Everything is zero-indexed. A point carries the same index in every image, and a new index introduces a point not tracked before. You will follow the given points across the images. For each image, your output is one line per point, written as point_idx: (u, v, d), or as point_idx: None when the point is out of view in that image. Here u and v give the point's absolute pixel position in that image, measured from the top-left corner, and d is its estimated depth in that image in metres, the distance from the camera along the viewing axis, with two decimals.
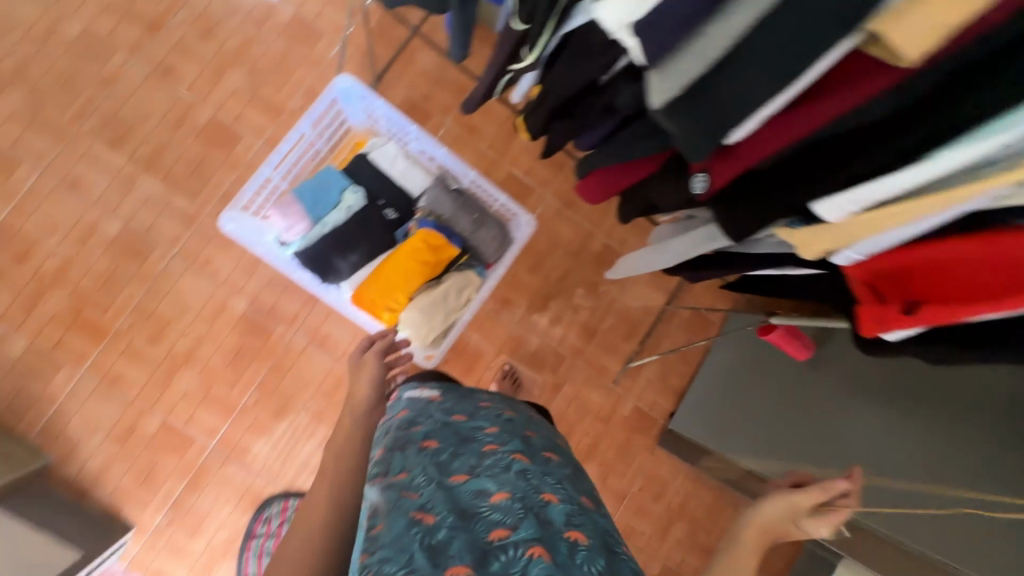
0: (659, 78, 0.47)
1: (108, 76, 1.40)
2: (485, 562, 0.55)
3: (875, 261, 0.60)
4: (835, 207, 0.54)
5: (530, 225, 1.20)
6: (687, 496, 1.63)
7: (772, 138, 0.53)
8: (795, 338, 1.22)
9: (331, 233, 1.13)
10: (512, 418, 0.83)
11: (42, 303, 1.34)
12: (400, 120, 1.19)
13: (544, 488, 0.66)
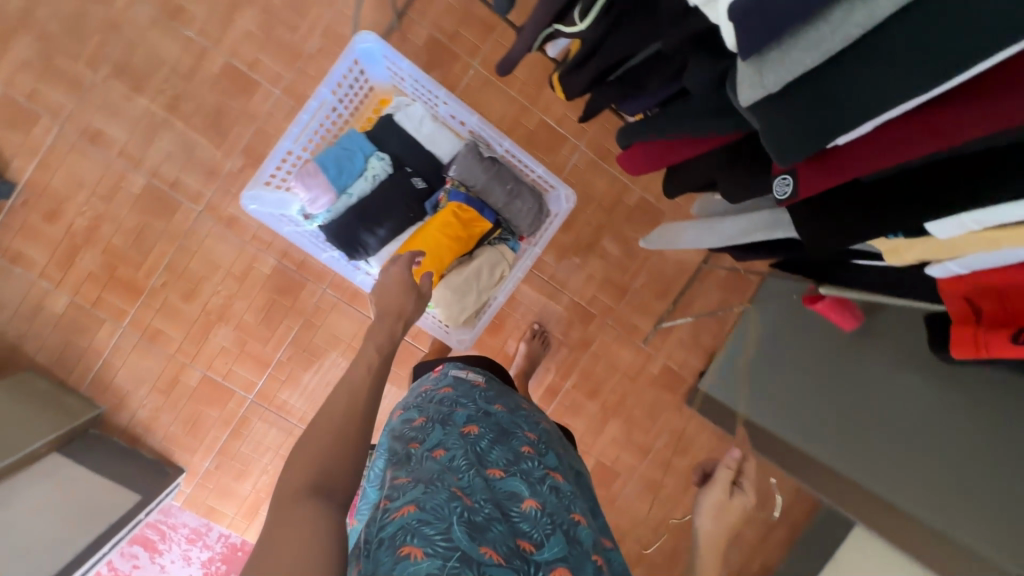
0: (749, 71, 0.46)
1: (114, 19, 1.31)
2: (512, 558, 0.53)
3: (981, 274, 0.57)
4: (954, 225, 0.51)
5: (570, 199, 1.14)
6: (712, 451, 1.65)
7: (888, 152, 0.49)
8: (843, 306, 1.11)
9: (355, 206, 1.07)
10: (547, 430, 0.84)
11: (77, 261, 1.36)
12: (428, 83, 1.09)
13: (574, 509, 0.65)
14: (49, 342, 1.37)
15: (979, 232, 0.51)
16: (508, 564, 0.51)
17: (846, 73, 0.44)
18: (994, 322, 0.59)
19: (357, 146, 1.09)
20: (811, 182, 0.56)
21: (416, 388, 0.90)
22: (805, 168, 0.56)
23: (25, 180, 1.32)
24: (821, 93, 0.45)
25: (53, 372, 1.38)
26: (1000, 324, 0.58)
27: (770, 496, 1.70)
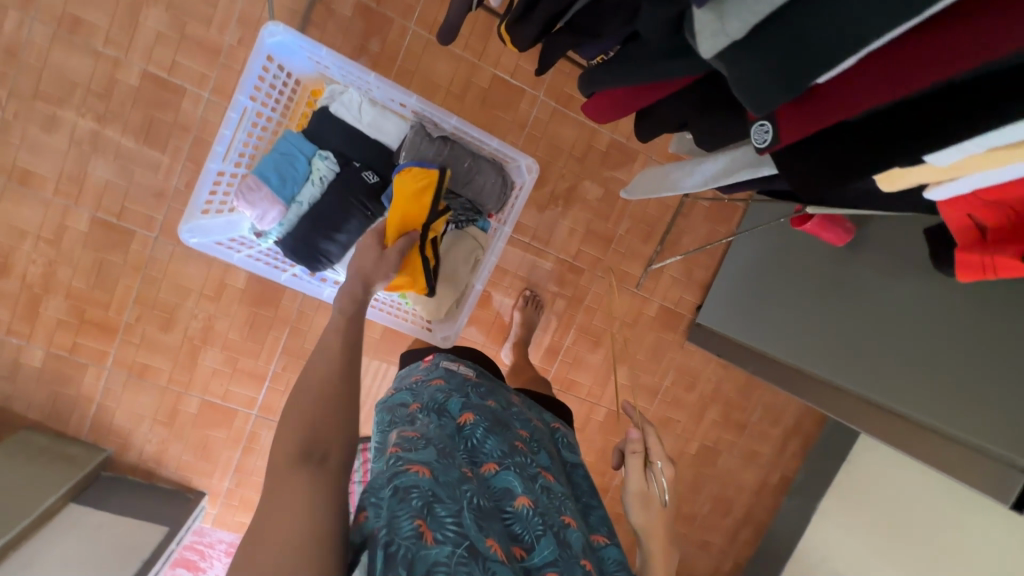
0: (710, 18, 0.44)
1: (8, 45, 1.19)
2: (505, 556, 0.55)
3: (982, 192, 0.52)
4: (954, 153, 0.46)
5: (532, 168, 1.08)
6: (718, 380, 1.68)
7: (876, 87, 0.45)
8: (834, 224, 1.09)
9: (308, 214, 1.01)
10: (538, 425, 0.84)
11: (43, 311, 1.30)
12: (355, 69, 0.99)
13: (565, 509, 0.66)
14: (37, 398, 1.33)
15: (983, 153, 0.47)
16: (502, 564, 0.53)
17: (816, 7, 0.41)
18: (1000, 236, 0.55)
19: (296, 148, 1.02)
20: (792, 127, 0.51)
21: (406, 376, 0.87)
22: (786, 111, 0.52)
23: None
24: (790, 34, 0.42)
25: (49, 426, 1.35)
26: (1005, 238, 0.55)
27: (781, 411, 1.74)
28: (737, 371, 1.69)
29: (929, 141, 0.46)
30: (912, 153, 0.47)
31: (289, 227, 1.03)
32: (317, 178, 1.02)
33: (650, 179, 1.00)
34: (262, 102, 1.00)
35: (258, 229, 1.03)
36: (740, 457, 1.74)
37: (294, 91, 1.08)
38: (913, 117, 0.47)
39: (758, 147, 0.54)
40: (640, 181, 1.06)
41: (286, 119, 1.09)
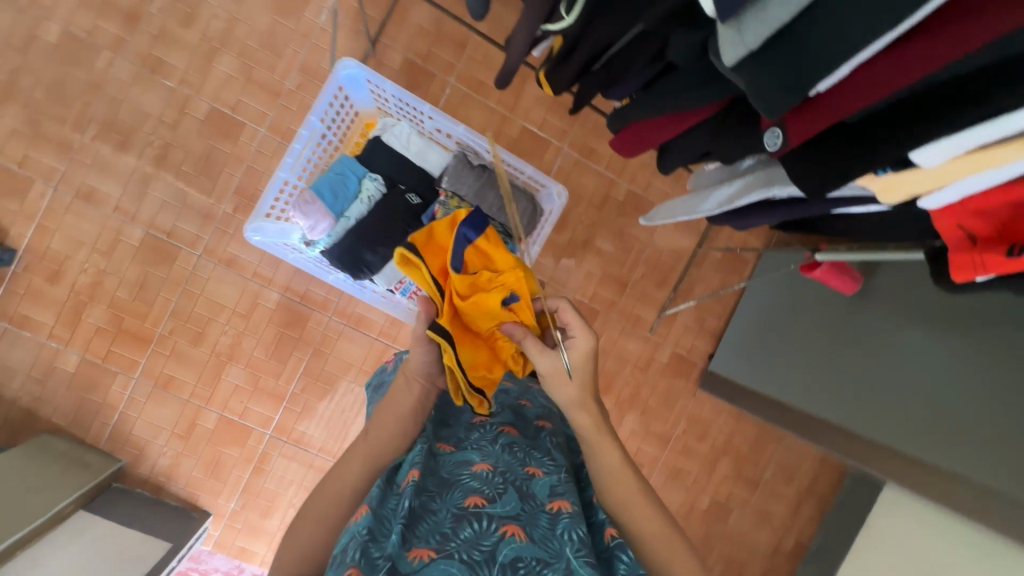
0: (728, 32, 0.46)
1: (96, 80, 1.34)
2: (454, 532, 0.53)
3: (970, 199, 0.56)
4: (939, 153, 0.50)
5: (562, 196, 1.17)
6: (730, 432, 1.67)
7: (871, 84, 0.47)
8: (842, 271, 1.15)
9: (356, 228, 1.09)
10: (507, 389, 0.86)
11: (84, 318, 1.37)
12: (412, 100, 1.12)
13: (530, 461, 0.65)
14: (63, 402, 1.38)
15: (966, 155, 0.51)
16: (445, 551, 0.51)
17: (820, 17, 0.43)
18: (990, 241, 0.57)
19: (349, 169, 1.12)
20: (799, 130, 0.54)
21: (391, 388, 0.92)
22: (791, 118, 0.55)
23: (25, 245, 1.34)
24: (800, 44, 0.44)
25: (70, 432, 1.38)
26: (996, 242, 0.56)
27: (795, 469, 1.71)
28: (749, 424, 1.68)
29: (918, 138, 0.48)
30: (903, 151, 0.50)
31: (338, 239, 1.11)
32: (366, 197, 1.10)
33: (670, 208, 1.08)
34: (326, 125, 1.12)
35: (307, 238, 1.11)
36: (753, 516, 1.69)
37: (351, 120, 1.19)
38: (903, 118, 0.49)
39: (769, 149, 0.58)
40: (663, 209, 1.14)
41: (342, 144, 1.20)
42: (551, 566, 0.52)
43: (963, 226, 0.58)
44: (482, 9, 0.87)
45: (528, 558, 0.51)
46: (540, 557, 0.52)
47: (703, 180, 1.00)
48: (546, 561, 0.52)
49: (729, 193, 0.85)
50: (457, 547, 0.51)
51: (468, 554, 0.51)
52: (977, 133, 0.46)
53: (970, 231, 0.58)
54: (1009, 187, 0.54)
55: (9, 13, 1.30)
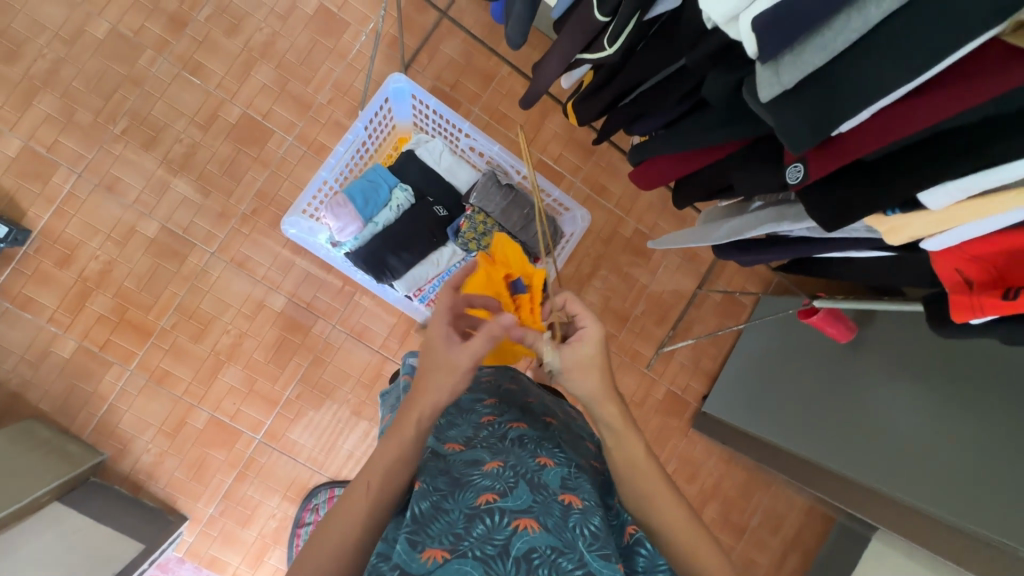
0: (766, 72, 0.52)
1: (136, 77, 1.39)
2: (467, 532, 0.53)
3: (967, 245, 0.62)
4: (945, 196, 0.55)
5: (583, 219, 1.22)
6: (719, 476, 1.67)
7: (885, 133, 0.53)
8: (837, 319, 1.22)
9: (384, 233, 1.14)
10: (512, 389, 0.86)
11: (88, 305, 1.37)
12: (452, 118, 1.18)
13: (541, 452, 0.66)
14: (53, 388, 1.35)
15: (967, 201, 0.55)
16: (458, 551, 0.51)
17: (848, 68, 0.48)
18: (985, 285, 0.62)
19: (382, 178, 1.16)
20: (820, 166, 0.59)
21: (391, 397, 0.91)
22: (814, 155, 0.59)
23: (40, 227, 1.35)
24: (830, 88, 0.50)
25: (54, 420, 1.35)
26: (991, 286, 0.62)
27: (782, 519, 1.71)
28: (738, 469, 1.68)
29: (925, 180, 0.53)
30: (912, 190, 0.54)
31: (365, 242, 1.16)
32: (396, 205, 1.16)
33: (678, 237, 1.13)
34: (367, 134, 1.17)
35: (335, 238, 1.14)
36: (738, 565, 1.67)
37: (388, 133, 1.24)
38: (915, 159, 0.54)
39: (788, 182, 0.63)
40: (671, 237, 1.19)
41: (376, 155, 1.25)
42: (566, 555, 0.52)
43: (960, 270, 0.64)
44: (521, 41, 0.94)
45: (542, 548, 0.51)
46: (554, 546, 0.52)
47: (711, 215, 1.06)
48: (561, 550, 0.52)
49: (738, 224, 0.89)
50: (470, 546, 0.51)
51: (481, 551, 0.51)
52: (977, 180, 0.51)
53: (966, 275, 0.63)
54: (1000, 237, 0.59)
55: (61, 7, 1.36)
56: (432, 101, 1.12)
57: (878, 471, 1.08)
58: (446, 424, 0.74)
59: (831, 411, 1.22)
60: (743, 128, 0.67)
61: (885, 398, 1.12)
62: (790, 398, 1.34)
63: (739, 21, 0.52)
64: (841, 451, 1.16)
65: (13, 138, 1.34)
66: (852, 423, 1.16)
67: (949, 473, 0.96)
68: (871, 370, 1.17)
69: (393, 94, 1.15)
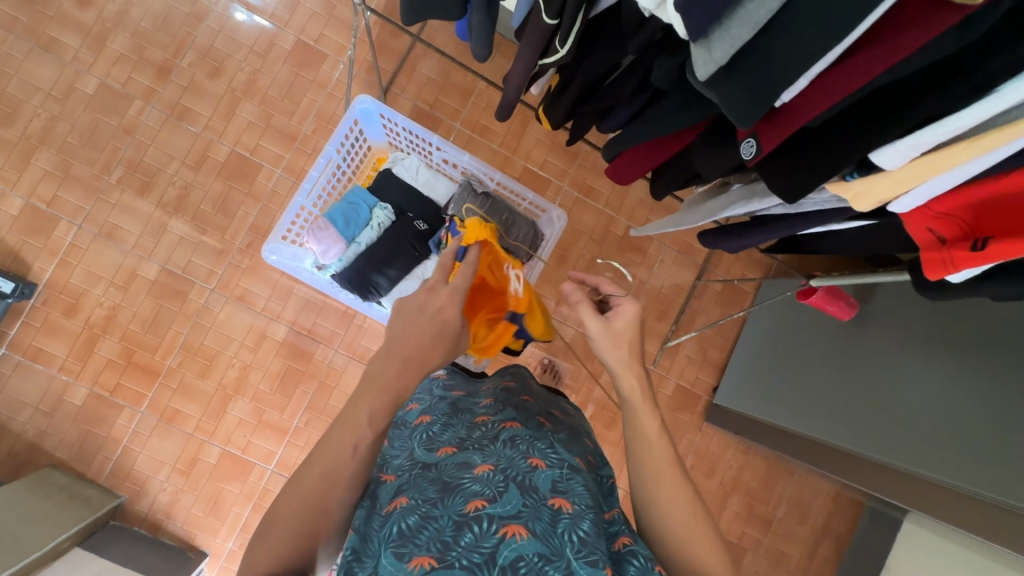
0: (699, 51, 0.52)
1: (127, 126, 1.44)
2: (454, 540, 0.48)
3: (933, 202, 0.61)
4: (896, 155, 0.56)
5: (561, 218, 1.22)
6: (739, 468, 1.63)
7: (827, 98, 0.53)
8: (837, 298, 1.23)
9: (367, 251, 1.15)
10: (509, 387, 0.79)
11: (96, 351, 1.40)
12: (421, 133, 1.19)
13: (533, 452, 0.59)
14: (68, 436, 1.38)
15: (921, 159, 0.56)
16: (446, 560, 0.46)
17: (776, 39, 0.49)
18: (957, 240, 0.60)
19: (361, 199, 1.18)
20: (770, 139, 0.60)
21: None
22: (763, 127, 0.61)
23: (45, 279, 1.39)
24: (762, 60, 0.51)
25: (72, 466, 1.38)
26: (961, 240, 0.60)
27: (809, 508, 1.66)
28: (757, 459, 1.65)
29: (871, 140, 0.56)
30: (862, 151, 0.56)
31: (349, 262, 1.18)
32: (376, 224, 1.17)
33: (663, 228, 1.13)
34: (340, 157, 1.19)
35: (319, 262, 1.15)
36: (767, 558, 1.63)
37: (361, 154, 1.27)
38: (860, 119, 0.57)
39: (744, 158, 0.65)
40: (654, 225, 1.20)
41: (352, 177, 1.28)
42: (553, 562, 0.47)
43: (932, 229, 0.62)
44: (485, 52, 0.95)
45: (530, 557, 0.47)
46: (542, 553, 0.47)
47: (691, 202, 1.05)
48: (548, 557, 0.47)
49: (715, 209, 0.89)
50: (458, 554, 0.46)
51: (468, 560, 0.46)
52: (924, 135, 0.53)
53: (939, 233, 0.62)
54: (965, 190, 0.58)
55: (53, 68, 1.42)
56: (400, 118, 1.14)
57: (914, 453, 1.00)
58: (439, 426, 0.67)
59: (862, 388, 1.14)
60: (702, 110, 0.67)
61: (914, 375, 1.05)
62: (801, 382, 1.31)
63: (666, 7, 0.53)
64: (873, 434, 1.09)
65: (15, 197, 1.39)
66: (886, 401, 1.08)
67: (987, 445, 0.89)
68: (903, 342, 1.10)
69: (361, 115, 1.17)
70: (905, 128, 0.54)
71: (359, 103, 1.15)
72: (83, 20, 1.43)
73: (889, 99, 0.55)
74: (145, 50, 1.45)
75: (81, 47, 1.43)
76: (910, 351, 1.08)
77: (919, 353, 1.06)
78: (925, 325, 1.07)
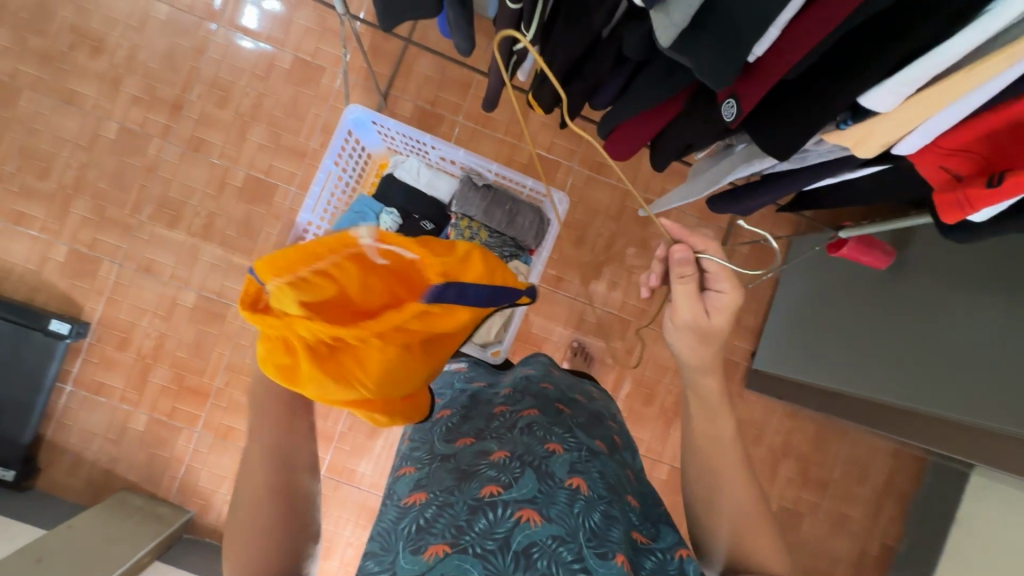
0: (659, 16, 0.51)
1: (150, 164, 1.51)
2: (469, 525, 0.48)
3: (942, 140, 0.61)
4: (887, 96, 0.55)
5: (563, 202, 1.20)
6: (787, 432, 1.59)
7: (803, 45, 0.53)
8: (871, 247, 1.18)
9: None
10: (528, 375, 0.79)
11: (151, 379, 1.49)
12: (415, 135, 1.19)
13: (550, 437, 0.59)
14: (137, 460, 1.49)
15: (917, 95, 0.55)
16: (460, 545, 0.47)
17: None
18: (973, 176, 0.61)
19: (367, 207, 1.22)
20: (750, 96, 0.60)
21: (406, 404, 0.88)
22: (742, 86, 0.61)
23: (97, 318, 1.49)
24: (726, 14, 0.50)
25: (144, 487, 1.49)
26: (979, 175, 0.60)
27: (868, 467, 1.60)
28: (807, 421, 1.59)
29: (857, 81, 0.54)
30: (850, 96, 0.55)
31: None
32: (384, 230, 1.21)
33: (673, 197, 1.11)
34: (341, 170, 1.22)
35: None
36: (828, 521, 1.58)
37: (363, 163, 1.29)
38: (844, 59, 0.55)
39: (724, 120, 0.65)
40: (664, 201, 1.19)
41: (359, 185, 1.31)
42: (566, 544, 0.47)
43: (946, 167, 0.62)
44: (469, 47, 0.94)
45: (543, 541, 0.47)
46: (555, 536, 0.48)
47: (695, 167, 1.02)
48: (562, 538, 0.48)
49: (716, 173, 0.87)
50: (472, 539, 0.47)
51: (482, 545, 0.47)
52: (912, 71, 0.52)
53: (955, 171, 0.62)
54: (975, 122, 0.57)
55: (76, 119, 1.50)
56: (392, 123, 1.14)
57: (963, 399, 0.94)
58: (458, 419, 0.68)
59: (910, 339, 1.08)
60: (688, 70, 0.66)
61: (967, 320, 0.98)
62: (836, 341, 1.27)
63: None
64: (920, 381, 1.03)
65: (61, 245, 1.49)
66: (938, 343, 1.02)
67: None
68: (957, 286, 1.02)
69: (355, 124, 1.18)
70: (892, 66, 0.52)
71: (351, 113, 1.15)
72: (97, 68, 1.51)
73: (876, 34, 0.53)
74: (155, 89, 1.52)
75: (99, 95, 1.51)
76: (963, 294, 1.01)
77: (971, 295, 0.99)
78: (973, 266, 1.00)
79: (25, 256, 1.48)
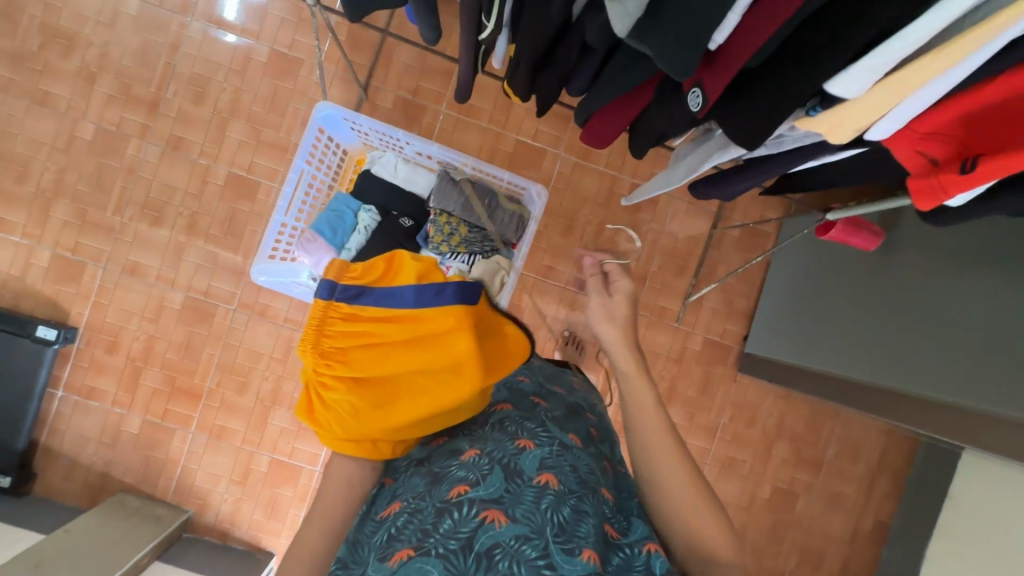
0: (614, 6, 0.51)
1: (130, 164, 1.49)
2: (434, 528, 0.49)
3: (914, 124, 0.60)
4: (855, 80, 0.53)
5: (543, 194, 1.19)
6: (781, 414, 1.59)
7: (763, 29, 0.53)
8: (859, 228, 1.17)
9: (358, 257, 1.18)
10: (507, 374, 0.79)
11: (142, 381, 1.49)
12: (389, 131, 1.18)
13: (522, 433, 0.58)
14: (132, 462, 1.49)
15: (887, 79, 0.54)
16: (424, 548, 0.47)
17: None
18: (948, 160, 0.61)
19: (344, 205, 1.21)
20: (715, 86, 0.60)
21: None
22: (706, 75, 0.60)
23: (85, 322, 1.48)
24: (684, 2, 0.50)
25: (141, 489, 1.50)
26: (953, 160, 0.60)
27: (862, 445, 1.60)
28: (800, 402, 1.59)
29: (824, 65, 0.53)
30: (817, 82, 0.54)
31: None
32: (362, 229, 1.19)
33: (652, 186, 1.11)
34: (314, 168, 1.20)
35: (315, 273, 1.19)
36: (822, 501, 1.59)
37: (338, 161, 1.27)
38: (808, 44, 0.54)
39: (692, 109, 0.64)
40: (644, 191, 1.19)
41: (335, 184, 1.29)
42: (531, 542, 0.47)
43: (922, 152, 0.62)
44: (437, 35, 0.92)
45: (506, 541, 0.47)
46: (519, 534, 0.48)
47: (673, 155, 1.01)
48: (526, 536, 0.48)
49: (693, 161, 0.86)
50: (435, 541, 0.48)
51: (445, 546, 0.47)
52: (878, 54, 0.51)
53: (931, 155, 0.62)
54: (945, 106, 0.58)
55: (51, 121, 1.47)
56: (362, 119, 1.12)
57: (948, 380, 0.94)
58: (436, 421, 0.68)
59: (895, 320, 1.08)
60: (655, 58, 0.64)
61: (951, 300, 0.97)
62: (824, 324, 1.26)
63: None
64: (904, 363, 1.03)
65: (44, 250, 1.47)
66: (923, 324, 1.01)
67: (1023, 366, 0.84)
68: (943, 265, 1.02)
69: (326, 122, 1.17)
70: (858, 49, 0.51)
71: (320, 111, 1.13)
72: (70, 68, 1.47)
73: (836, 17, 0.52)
74: (130, 88, 1.48)
75: (73, 95, 1.48)
76: (949, 272, 1.00)
77: (955, 273, 0.98)
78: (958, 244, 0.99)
79: (8, 262, 1.47)
